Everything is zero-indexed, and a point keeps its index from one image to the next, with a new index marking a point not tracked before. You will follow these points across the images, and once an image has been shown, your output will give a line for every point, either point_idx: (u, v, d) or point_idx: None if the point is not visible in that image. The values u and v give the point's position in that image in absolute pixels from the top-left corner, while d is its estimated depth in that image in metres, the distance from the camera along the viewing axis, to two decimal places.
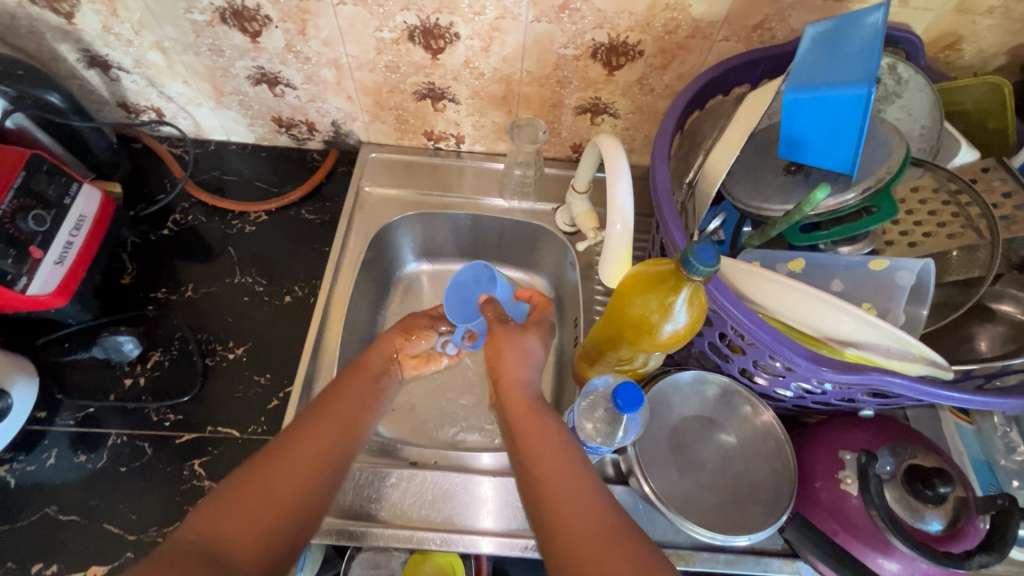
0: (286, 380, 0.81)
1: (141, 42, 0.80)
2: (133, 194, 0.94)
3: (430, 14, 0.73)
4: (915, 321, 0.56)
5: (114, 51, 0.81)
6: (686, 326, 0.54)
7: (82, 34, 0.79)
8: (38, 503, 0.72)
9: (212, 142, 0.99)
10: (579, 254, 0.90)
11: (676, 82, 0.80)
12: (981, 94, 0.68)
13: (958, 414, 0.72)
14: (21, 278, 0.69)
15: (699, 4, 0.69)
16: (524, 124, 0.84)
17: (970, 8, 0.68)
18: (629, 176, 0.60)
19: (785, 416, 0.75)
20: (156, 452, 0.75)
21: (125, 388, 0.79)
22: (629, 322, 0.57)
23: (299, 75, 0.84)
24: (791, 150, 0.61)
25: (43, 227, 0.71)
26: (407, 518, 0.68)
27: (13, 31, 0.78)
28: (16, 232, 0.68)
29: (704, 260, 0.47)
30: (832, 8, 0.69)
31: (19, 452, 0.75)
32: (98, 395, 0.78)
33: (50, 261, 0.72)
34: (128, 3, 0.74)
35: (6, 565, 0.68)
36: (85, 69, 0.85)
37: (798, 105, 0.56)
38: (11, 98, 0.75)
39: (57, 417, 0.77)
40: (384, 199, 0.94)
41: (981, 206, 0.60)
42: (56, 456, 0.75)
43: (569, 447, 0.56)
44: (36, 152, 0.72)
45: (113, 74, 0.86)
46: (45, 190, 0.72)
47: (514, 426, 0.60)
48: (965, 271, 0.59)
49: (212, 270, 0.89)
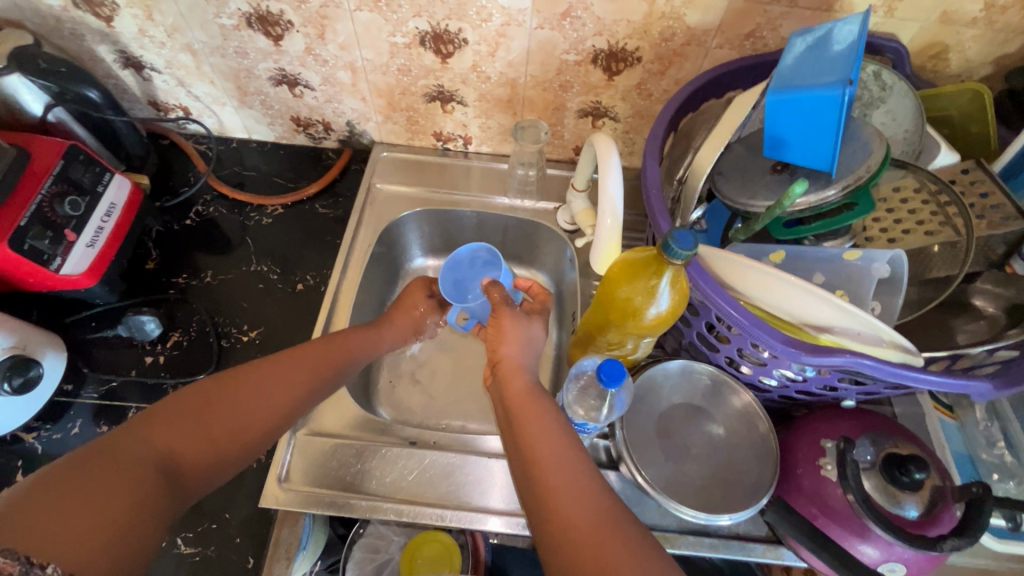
0: None
1: (172, 44, 0.86)
2: (160, 186, 1.00)
3: (440, 21, 0.78)
4: (891, 309, 0.60)
5: (147, 52, 0.88)
6: (668, 308, 0.58)
7: (119, 36, 0.86)
8: None
9: (234, 140, 1.05)
10: (577, 251, 0.94)
11: (673, 87, 0.84)
12: (964, 101, 0.71)
13: (942, 410, 0.74)
14: (55, 258, 0.75)
15: (693, 13, 0.73)
16: (527, 125, 0.88)
17: (953, 19, 0.71)
18: (619, 171, 0.64)
19: (774, 408, 0.77)
20: None
21: (145, 365, 0.84)
22: (616, 306, 0.61)
23: (317, 77, 0.89)
24: (775, 149, 0.64)
25: (77, 212, 0.77)
26: (404, 493, 0.72)
27: (57, 33, 0.85)
28: (52, 216, 0.74)
29: (682, 244, 0.51)
30: (820, 18, 0.72)
31: (46, 422, 0.80)
32: (121, 370, 0.83)
33: (80, 244, 0.77)
34: (163, 8, 0.80)
35: None
36: (120, 68, 0.92)
37: (780, 106, 0.60)
38: (53, 93, 0.81)
39: (82, 390, 0.82)
40: (393, 196, 0.99)
41: (959, 205, 0.63)
42: (80, 426, 0.80)
43: (558, 423, 0.58)
44: (75, 143, 0.78)
45: (146, 74, 0.92)
46: (80, 178, 0.78)
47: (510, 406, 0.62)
48: (945, 267, 0.62)
49: (229, 258, 0.94)
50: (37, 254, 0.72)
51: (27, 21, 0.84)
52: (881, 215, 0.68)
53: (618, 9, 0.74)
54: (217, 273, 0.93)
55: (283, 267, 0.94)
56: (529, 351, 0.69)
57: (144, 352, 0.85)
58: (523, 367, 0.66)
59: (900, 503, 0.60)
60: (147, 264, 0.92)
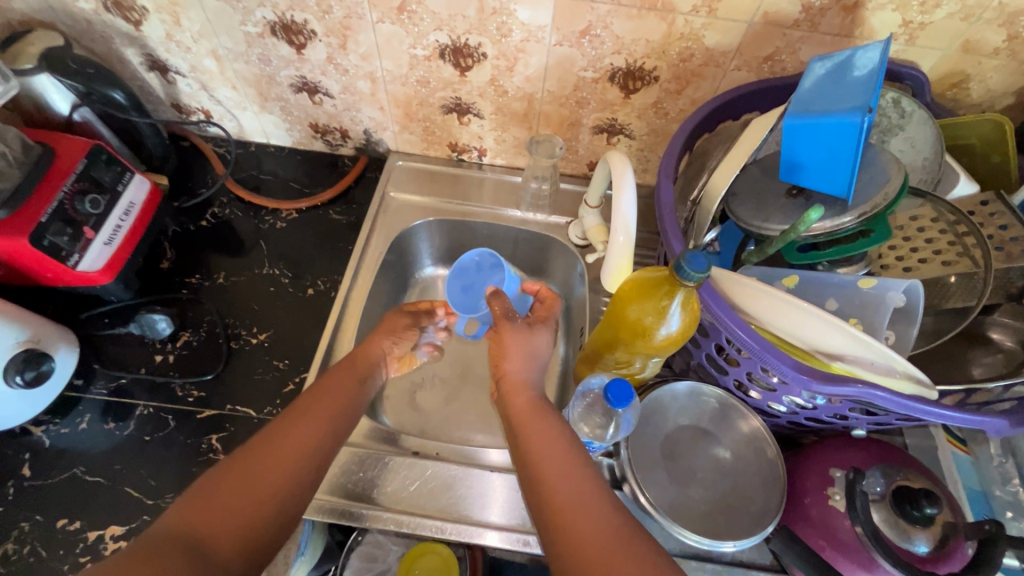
0: (303, 367, 0.86)
1: (198, 49, 0.88)
2: (178, 187, 1.01)
3: (461, 35, 0.79)
4: (903, 341, 0.59)
5: (173, 56, 0.90)
6: (678, 330, 0.58)
7: (146, 40, 0.88)
8: (68, 464, 0.77)
9: (253, 144, 1.07)
10: (588, 266, 0.93)
11: (690, 107, 0.85)
12: (985, 131, 0.71)
13: (956, 443, 0.73)
14: (73, 254, 0.76)
15: (712, 35, 0.74)
16: (542, 140, 0.89)
17: (975, 49, 0.70)
18: (633, 189, 0.64)
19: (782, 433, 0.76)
20: (179, 425, 0.80)
21: (156, 363, 0.85)
22: (626, 325, 0.61)
23: (337, 86, 0.91)
24: (791, 173, 0.64)
25: (97, 210, 0.78)
26: (405, 504, 0.71)
27: (87, 35, 0.87)
28: (73, 213, 0.75)
29: (695, 266, 0.50)
30: (840, 43, 0.72)
31: (55, 416, 0.81)
32: (131, 368, 0.84)
33: (99, 241, 0.78)
34: (191, 14, 0.82)
35: (34, 518, 0.73)
36: (146, 71, 0.93)
37: (797, 130, 0.60)
38: (80, 93, 0.83)
39: (92, 386, 0.83)
40: (406, 204, 0.99)
41: (978, 236, 0.62)
42: (88, 422, 0.80)
43: (565, 440, 0.58)
44: (99, 142, 0.80)
45: (171, 77, 0.94)
46: (102, 177, 0.79)
47: (515, 423, 0.62)
48: (962, 298, 0.61)
49: (242, 261, 0.95)
50: (57, 251, 0.74)
51: (59, 23, 0.86)
52: (898, 243, 0.67)
53: (638, 29, 0.74)
54: (229, 275, 0.94)
55: (294, 271, 0.94)
56: (536, 366, 0.69)
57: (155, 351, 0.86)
58: (529, 384, 0.66)
59: (910, 538, 0.58)
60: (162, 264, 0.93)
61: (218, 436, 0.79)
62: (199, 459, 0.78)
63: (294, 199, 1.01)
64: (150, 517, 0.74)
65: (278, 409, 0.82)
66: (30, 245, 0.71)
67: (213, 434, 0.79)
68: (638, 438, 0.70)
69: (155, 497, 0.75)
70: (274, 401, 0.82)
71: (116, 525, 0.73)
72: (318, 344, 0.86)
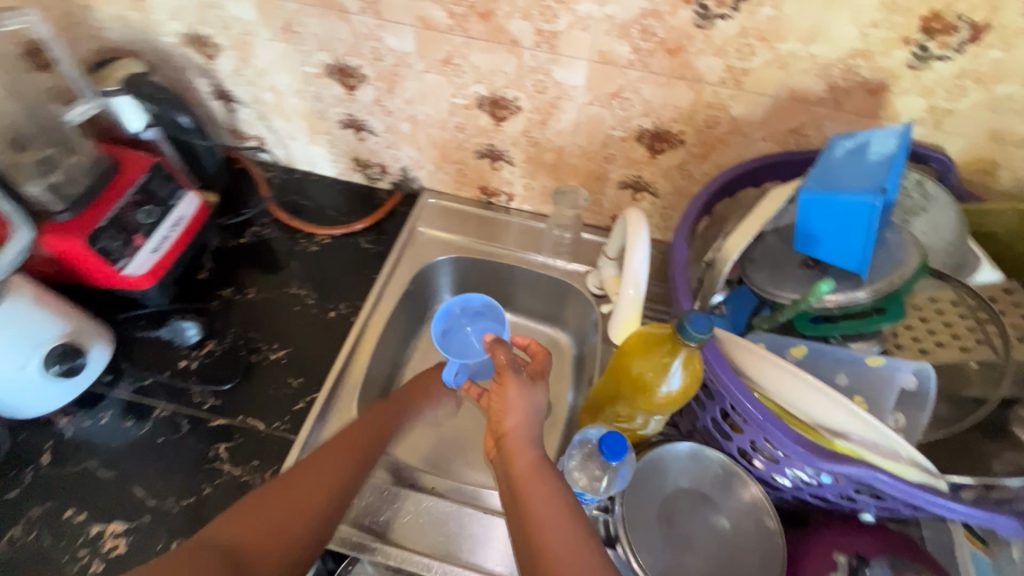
0: (315, 386, 0.88)
1: (260, 83, 0.96)
2: (225, 206, 1.08)
3: (498, 88, 0.85)
4: (914, 425, 0.59)
5: (237, 88, 0.98)
6: (680, 390, 0.59)
7: (216, 72, 0.96)
8: (84, 455, 0.81)
9: (297, 169, 1.13)
10: (600, 315, 0.94)
11: (715, 171, 0.86)
12: (1012, 222, 0.70)
13: (975, 541, 0.69)
14: (121, 258, 0.82)
15: (737, 105, 0.76)
16: (568, 191, 0.95)
17: (1004, 138, 0.71)
18: (646, 246, 0.66)
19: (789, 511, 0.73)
20: (191, 430, 0.83)
21: (179, 368, 0.89)
22: (629, 379, 0.62)
23: (381, 125, 0.97)
24: (805, 244, 0.64)
25: (149, 219, 0.84)
26: (397, 536, 0.72)
27: (166, 65, 0.97)
28: (126, 220, 0.82)
29: (698, 327, 0.52)
30: (864, 122, 0.73)
31: (80, 409, 0.85)
32: (156, 370, 0.88)
33: (145, 249, 0.84)
34: (258, 53, 0.91)
35: (47, 503, 0.77)
36: (211, 99, 1.02)
37: (811, 203, 0.60)
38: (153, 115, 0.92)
39: (118, 384, 0.87)
40: (433, 240, 1.04)
41: (998, 325, 0.62)
42: (108, 417, 0.84)
43: (566, 503, 0.58)
44: (161, 159, 0.88)
45: (232, 106, 1.02)
46: (158, 190, 0.86)
47: (516, 482, 0.61)
48: (983, 387, 0.60)
49: (273, 278, 1.00)
50: (105, 253, 0.80)
51: (143, 52, 0.96)
52: (914, 322, 0.66)
53: (666, 95, 0.78)
54: (257, 291, 0.99)
55: (319, 294, 0.99)
56: (536, 410, 0.69)
57: (182, 357, 0.90)
58: (529, 440, 0.65)
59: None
60: (200, 274, 0.99)
61: (225, 445, 0.82)
62: (205, 466, 0.80)
63: (328, 228, 1.05)
64: (150, 517, 0.76)
65: (285, 425, 0.84)
66: (85, 245, 0.78)
67: (221, 443, 0.82)
68: (634, 498, 0.69)
69: (158, 498, 0.77)
70: (283, 417, 0.85)
71: (119, 520, 0.76)
72: (333, 366, 0.89)
